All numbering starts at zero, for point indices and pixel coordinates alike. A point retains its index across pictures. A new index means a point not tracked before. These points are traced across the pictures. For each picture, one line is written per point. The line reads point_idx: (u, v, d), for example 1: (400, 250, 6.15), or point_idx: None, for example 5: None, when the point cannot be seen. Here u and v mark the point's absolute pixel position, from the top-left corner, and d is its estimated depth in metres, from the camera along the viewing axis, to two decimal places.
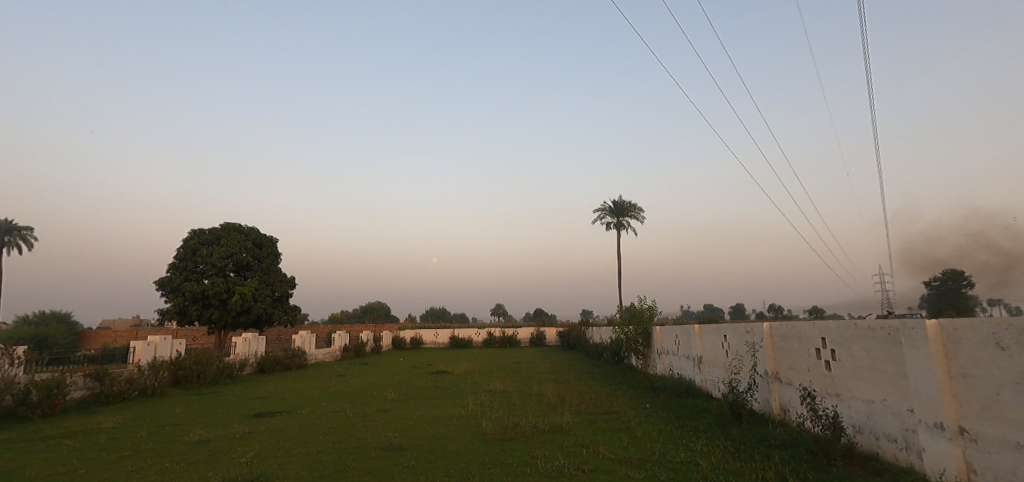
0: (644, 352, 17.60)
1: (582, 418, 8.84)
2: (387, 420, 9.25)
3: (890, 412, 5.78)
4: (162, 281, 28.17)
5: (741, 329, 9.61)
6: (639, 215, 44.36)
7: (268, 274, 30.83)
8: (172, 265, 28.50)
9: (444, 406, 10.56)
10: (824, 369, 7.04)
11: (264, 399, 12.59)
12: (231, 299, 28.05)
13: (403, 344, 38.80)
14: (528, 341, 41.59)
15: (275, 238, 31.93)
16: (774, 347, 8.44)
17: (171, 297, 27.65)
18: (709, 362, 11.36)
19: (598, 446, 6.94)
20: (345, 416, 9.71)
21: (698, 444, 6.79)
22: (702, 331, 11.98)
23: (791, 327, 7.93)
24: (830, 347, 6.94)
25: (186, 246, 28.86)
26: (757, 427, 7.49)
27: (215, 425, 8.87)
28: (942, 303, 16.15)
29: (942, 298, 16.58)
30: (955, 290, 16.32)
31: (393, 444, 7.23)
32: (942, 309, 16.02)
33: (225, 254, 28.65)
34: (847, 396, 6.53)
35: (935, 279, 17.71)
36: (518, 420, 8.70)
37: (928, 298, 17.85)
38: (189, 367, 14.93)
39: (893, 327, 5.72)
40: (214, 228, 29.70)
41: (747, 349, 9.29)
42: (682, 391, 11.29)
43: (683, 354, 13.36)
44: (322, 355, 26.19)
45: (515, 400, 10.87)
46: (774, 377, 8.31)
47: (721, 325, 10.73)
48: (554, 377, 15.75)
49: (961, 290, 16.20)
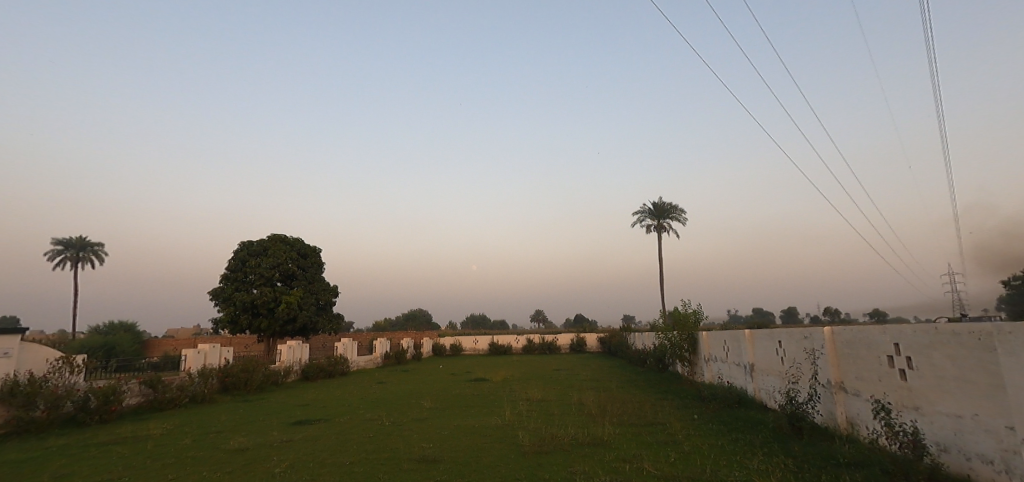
0: (690, 359, 16.79)
1: (625, 430, 8.33)
2: (422, 430, 9.05)
3: (984, 429, 5.06)
4: (215, 291, 29.39)
5: (798, 335, 8.87)
6: (680, 217, 42.97)
7: (313, 283, 31.64)
8: (223, 276, 29.70)
9: (481, 415, 10.28)
10: (899, 378, 6.30)
11: (305, 406, 12.70)
12: (278, 308, 28.93)
13: (443, 351, 38.97)
14: (568, 348, 40.89)
15: (318, 247, 32.79)
16: (837, 354, 7.71)
17: (223, 307, 28.78)
18: (763, 370, 10.59)
19: (642, 461, 6.45)
20: (381, 425, 9.58)
21: (755, 462, 6.20)
22: (753, 337, 11.22)
23: (856, 331, 7.21)
24: (905, 355, 6.20)
25: (236, 257, 30.03)
26: (821, 443, 6.81)
27: (255, 433, 8.92)
28: (1023, 305, 14.62)
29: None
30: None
31: (427, 456, 6.99)
32: (1023, 311, 14.49)
33: (272, 264, 29.62)
34: (929, 410, 5.80)
35: (1013, 278, 16.10)
36: (557, 431, 8.29)
37: (1006, 299, 16.24)
38: (237, 374, 15.30)
39: (983, 332, 5.01)
40: (262, 239, 30.79)
41: (805, 356, 8.55)
42: (734, 401, 10.56)
43: (732, 361, 12.58)
44: (364, 362, 26.57)
45: (554, 410, 10.45)
46: (839, 387, 7.59)
47: (775, 330, 9.98)
48: (595, 385, 15.21)
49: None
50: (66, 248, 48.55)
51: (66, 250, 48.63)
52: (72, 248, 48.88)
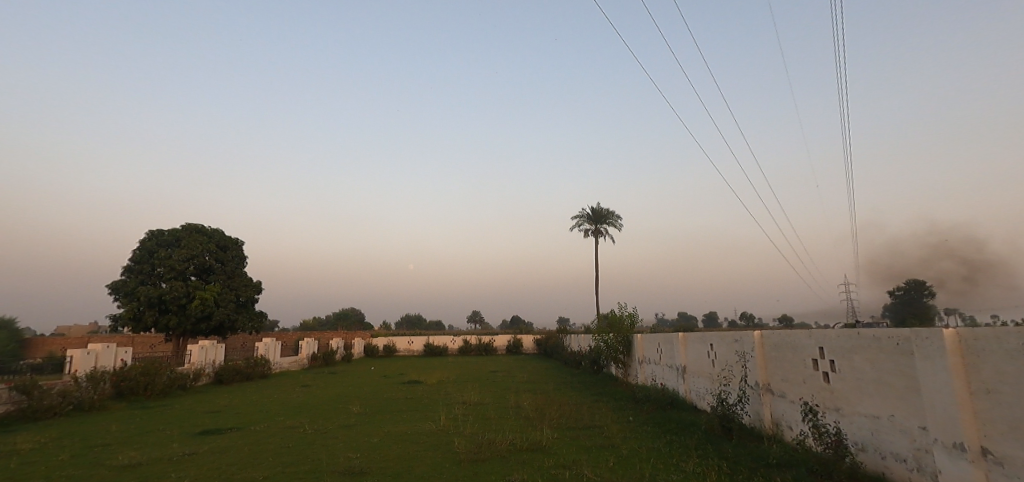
0: (624, 360, 17.11)
1: (563, 434, 8.20)
2: (348, 438, 8.43)
3: (898, 429, 5.30)
4: (115, 284, 26.50)
5: (729, 338, 9.15)
6: (616, 222, 44.26)
7: (233, 278, 29.38)
8: (127, 268, 26.85)
9: (413, 420, 9.78)
10: (822, 380, 6.56)
11: (216, 413, 11.56)
12: (191, 304, 26.56)
13: (375, 352, 37.58)
14: (504, 349, 40.82)
15: (240, 240, 30.54)
16: (765, 356, 7.98)
17: (124, 302, 25.98)
18: (694, 372, 10.89)
19: (581, 467, 6.30)
20: (302, 433, 8.85)
21: (691, 465, 6.24)
22: (686, 340, 11.52)
23: (784, 335, 7.47)
24: (828, 358, 6.46)
25: (143, 247, 27.26)
26: (750, 445, 6.99)
27: (152, 446, 7.92)
28: (905, 312, 16.19)
29: (906, 308, 16.62)
30: (917, 300, 16.37)
31: (352, 468, 6.43)
32: (905, 318, 16.03)
33: (185, 257, 27.17)
34: (848, 411, 6.05)
35: (897, 289, 17.80)
36: (493, 437, 8.00)
37: (892, 308, 17.94)
38: (135, 378, 13.74)
39: (902, 337, 5.26)
40: (174, 229, 28.19)
41: (735, 359, 8.81)
42: (666, 402, 10.78)
43: (665, 363, 12.87)
44: (288, 363, 24.96)
45: (490, 414, 10.16)
46: (766, 388, 7.85)
47: (707, 333, 10.27)
48: (532, 387, 15.09)
49: (922, 299, 16.26)
50: None
51: None
52: None
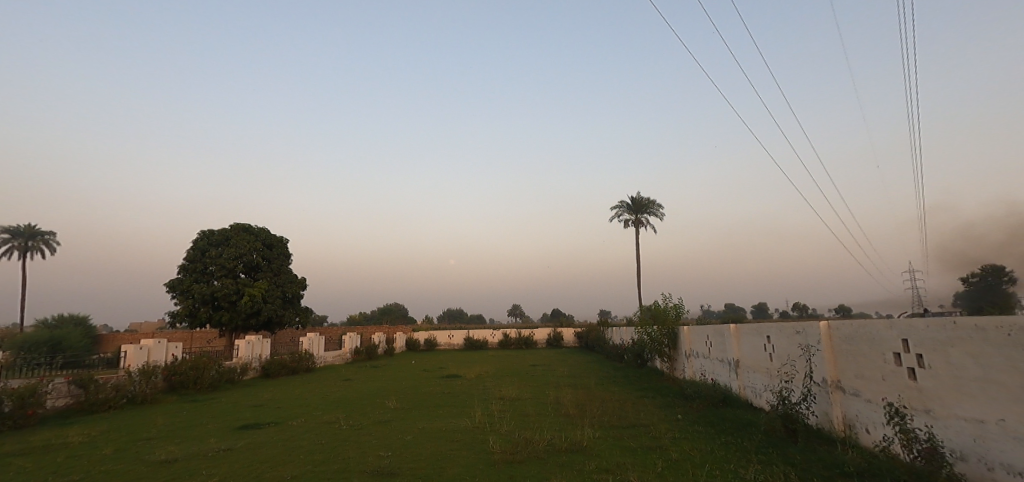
0: (670, 354, 16.26)
1: (607, 433, 7.62)
2: (382, 434, 8.17)
3: (1011, 437, 4.45)
4: (172, 283, 27.73)
5: (790, 330, 8.30)
6: (658, 211, 42.79)
7: (279, 275, 30.17)
8: (181, 267, 28.03)
9: (449, 417, 9.47)
10: (907, 378, 5.70)
11: (258, 407, 11.64)
12: (240, 301, 27.46)
13: (417, 346, 37.89)
14: (545, 342, 40.29)
15: (285, 238, 31.35)
16: (834, 350, 7.13)
17: (180, 299, 27.12)
18: (748, 366, 10.06)
19: (627, 471, 5.72)
20: (337, 429, 8.66)
21: (751, 471, 5.55)
22: (739, 332, 10.68)
23: (857, 326, 6.62)
24: (915, 352, 5.60)
25: (195, 247, 28.38)
26: (820, 449, 6.23)
27: (191, 440, 7.91)
28: (980, 300, 14.65)
29: (981, 295, 15.05)
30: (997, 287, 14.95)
31: (382, 467, 6.12)
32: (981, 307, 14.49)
33: (234, 255, 28.10)
34: (942, 413, 5.21)
35: (971, 275, 16.13)
36: (533, 435, 7.52)
37: (965, 296, 16.29)
38: (184, 372, 14.09)
39: (1016, 327, 4.40)
40: (224, 228, 29.20)
41: (798, 352, 7.98)
42: (719, 399, 10.00)
43: (715, 358, 12.04)
44: (332, 357, 25.40)
45: (529, 410, 9.68)
46: (835, 386, 7.02)
47: (763, 324, 9.43)
48: (573, 382, 14.54)
49: (999, 286, 14.65)
50: (13, 237, 45.44)
51: (13, 240, 45.54)
52: (21, 237, 45.83)
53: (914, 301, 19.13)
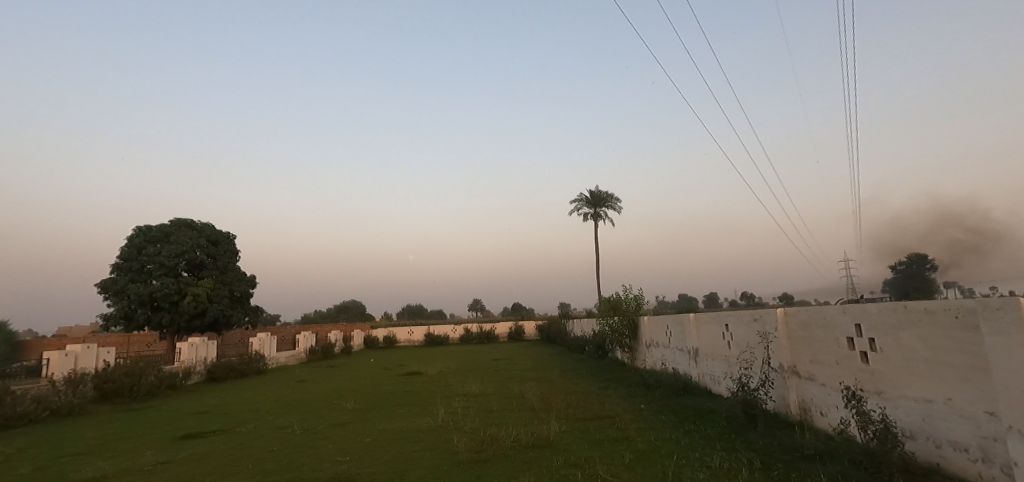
0: (630, 345, 16.47)
1: (572, 426, 7.55)
2: (339, 438, 7.79)
3: (958, 415, 4.62)
4: (105, 283, 25.79)
5: (748, 318, 8.47)
6: (616, 205, 43.49)
7: (225, 273, 28.64)
8: (116, 266, 26.11)
9: (410, 416, 9.17)
10: (860, 361, 5.87)
11: (202, 414, 10.91)
12: (183, 301, 25.88)
13: (375, 344, 37.00)
14: (506, 336, 40.26)
15: (232, 234, 29.78)
16: (790, 336, 7.30)
17: (115, 301, 25.29)
18: (707, 354, 10.26)
19: (594, 465, 5.62)
20: (290, 435, 8.21)
21: (716, 459, 5.58)
22: (698, 321, 10.87)
23: (812, 312, 6.80)
24: (868, 336, 5.77)
25: (131, 244, 26.49)
26: (779, 434, 6.36)
27: (125, 454, 7.27)
28: (908, 286, 15.64)
29: (908, 282, 16.07)
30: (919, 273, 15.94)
31: (338, 474, 5.79)
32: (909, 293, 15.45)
33: (175, 252, 26.43)
34: (893, 394, 5.38)
35: (899, 264, 17.19)
36: (497, 432, 7.35)
37: (894, 283, 17.37)
38: (118, 379, 13.06)
39: (964, 309, 4.57)
40: (163, 224, 27.40)
41: (755, 339, 8.15)
42: (680, 387, 10.16)
43: (675, 347, 12.24)
44: (285, 358, 24.37)
45: (493, 406, 9.51)
46: (791, 371, 7.21)
47: (721, 313, 9.61)
48: (535, 375, 14.49)
49: (924, 273, 15.68)
50: None
51: None
52: None
53: (850, 288, 20.28)
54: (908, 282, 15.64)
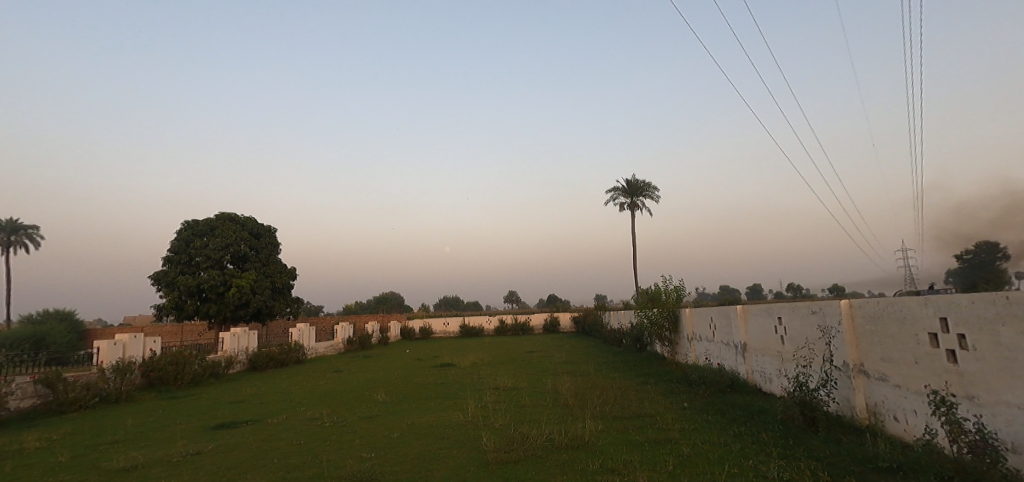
0: (670, 338, 15.73)
1: (609, 426, 7.06)
2: (367, 433, 7.55)
3: None
4: (157, 275, 26.90)
5: (805, 311, 7.72)
6: (654, 194, 42.16)
7: (267, 265, 29.39)
8: (166, 259, 27.19)
9: (439, 410, 8.89)
10: (947, 360, 5.10)
11: (238, 404, 10.99)
12: (228, 292, 26.73)
13: (411, 335, 37.33)
14: (541, 328, 39.87)
15: (273, 227, 30.52)
16: (856, 331, 6.55)
17: (166, 292, 26.37)
18: (756, 349, 9.53)
19: (635, 471, 5.11)
20: (319, 427, 8.06)
21: (774, 468, 4.96)
22: (746, 314, 10.11)
23: (884, 304, 6.03)
24: (956, 332, 5.00)
25: (180, 238, 27.51)
26: (846, 441, 5.68)
27: (157, 444, 7.26)
28: (975, 277, 14.15)
29: (974, 272, 14.58)
30: (987, 264, 14.39)
31: (362, 472, 5.52)
32: (973, 284, 14.00)
33: (220, 245, 27.28)
34: (990, 400, 4.61)
35: (965, 252, 15.59)
36: (529, 430, 6.93)
37: (958, 273, 15.83)
38: (163, 368, 13.41)
39: None
40: (209, 218, 28.32)
41: (813, 333, 7.41)
42: (726, 385, 9.47)
43: (720, 340, 11.51)
44: (323, 348, 24.81)
45: (526, 401, 9.08)
46: (858, 370, 6.48)
47: (772, 305, 8.87)
48: (571, 369, 14.01)
49: (992, 263, 14.18)
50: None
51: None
52: (3, 231, 44.61)
53: (909, 279, 18.78)
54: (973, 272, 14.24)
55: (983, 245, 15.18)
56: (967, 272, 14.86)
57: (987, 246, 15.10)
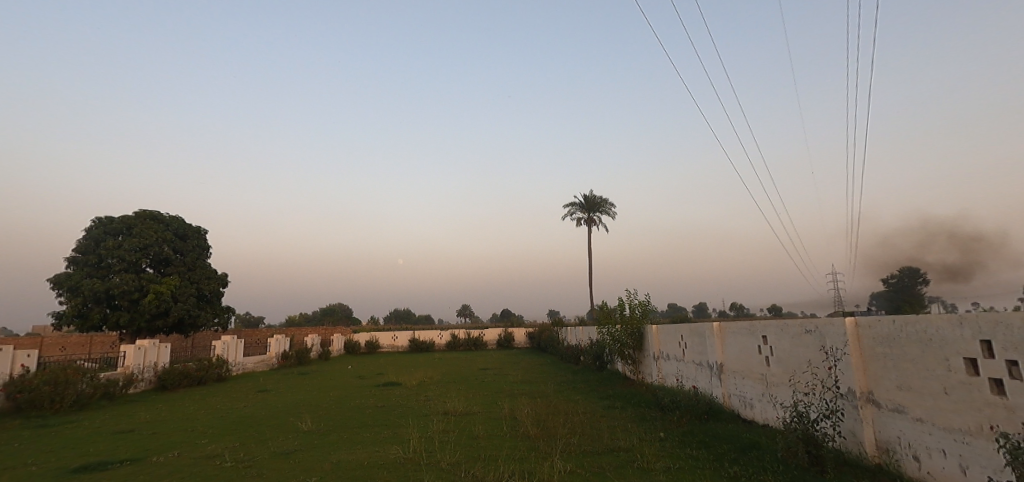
0: (635, 357, 14.79)
1: (580, 465, 5.85)
2: (276, 477, 5.94)
3: None
4: (59, 278, 23.61)
5: (798, 330, 6.86)
6: (610, 211, 42.04)
7: (194, 270, 26.55)
8: (71, 260, 23.92)
9: (372, 443, 7.38)
10: (991, 392, 4.19)
11: (125, 434, 8.99)
12: (144, 299, 23.78)
13: (356, 349, 34.93)
14: (494, 344, 38.40)
15: (202, 228, 27.70)
16: (865, 355, 5.66)
17: (68, 298, 23.16)
18: (735, 372, 8.65)
19: None
20: (216, 469, 6.35)
21: None
22: (723, 331, 9.23)
23: (902, 324, 5.15)
24: (1004, 359, 4.08)
25: (89, 236, 24.32)
26: None
27: None
28: (898, 301, 14.00)
29: (898, 296, 14.42)
30: (908, 287, 14.37)
31: None
32: (898, 308, 13.90)
33: (136, 246, 24.30)
34: None
35: (891, 276, 15.42)
36: (483, 474, 5.54)
37: (884, 296, 15.78)
38: (37, 388, 11.09)
39: None
40: (125, 215, 25.28)
41: (812, 355, 6.49)
42: (704, 411, 8.49)
43: (692, 360, 10.61)
44: (252, 364, 22.36)
45: (478, 431, 7.76)
46: (867, 399, 5.59)
47: (755, 322, 8.02)
48: (527, 390, 12.77)
49: (914, 287, 14.17)
50: None
51: None
52: None
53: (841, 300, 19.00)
54: (889, 296, 14.23)
55: (904, 269, 15.13)
56: (893, 297, 14.76)
57: (908, 270, 15.05)
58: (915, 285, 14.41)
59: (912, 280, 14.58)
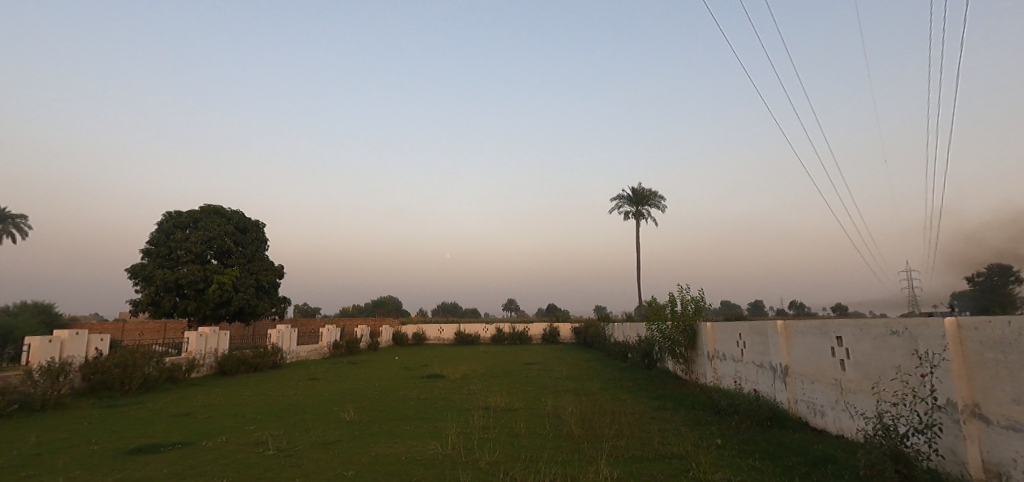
0: (687, 355, 13.98)
1: (628, 473, 5.37)
2: (315, 467, 5.84)
3: None
4: (134, 268, 25.29)
5: (883, 331, 6.04)
6: (660, 204, 40.61)
7: (253, 262, 27.77)
8: (145, 251, 25.58)
9: (411, 437, 7.21)
10: None
11: (182, 417, 9.29)
12: (208, 289, 25.09)
13: (404, 341, 35.58)
14: (540, 338, 38.08)
15: (261, 222, 28.90)
16: (969, 361, 4.86)
17: (143, 287, 24.78)
18: (803, 375, 7.85)
19: None
20: (259, 457, 6.34)
21: None
22: (789, 330, 8.42)
23: (1015, 326, 4.34)
24: None
25: (160, 230, 25.91)
26: None
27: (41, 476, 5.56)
28: (985, 301, 12.47)
29: (985, 296, 12.83)
30: (998, 287, 12.75)
31: None
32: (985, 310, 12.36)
33: (202, 239, 25.66)
34: None
35: (976, 274, 13.78)
36: (523, 475, 5.19)
37: (969, 296, 14.14)
38: (108, 370, 11.76)
39: None
40: (192, 210, 26.74)
41: (900, 360, 5.69)
42: (767, 417, 7.77)
43: (752, 361, 9.81)
44: (304, 353, 23.12)
45: (521, 429, 7.44)
46: (972, 412, 4.80)
47: (828, 320, 7.21)
48: (573, 387, 12.33)
49: (1005, 286, 12.56)
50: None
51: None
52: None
53: (917, 299, 17.30)
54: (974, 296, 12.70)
55: (993, 267, 13.45)
56: (979, 297, 13.16)
57: (997, 268, 13.37)
58: (1006, 285, 12.76)
59: (1003, 279, 12.93)
